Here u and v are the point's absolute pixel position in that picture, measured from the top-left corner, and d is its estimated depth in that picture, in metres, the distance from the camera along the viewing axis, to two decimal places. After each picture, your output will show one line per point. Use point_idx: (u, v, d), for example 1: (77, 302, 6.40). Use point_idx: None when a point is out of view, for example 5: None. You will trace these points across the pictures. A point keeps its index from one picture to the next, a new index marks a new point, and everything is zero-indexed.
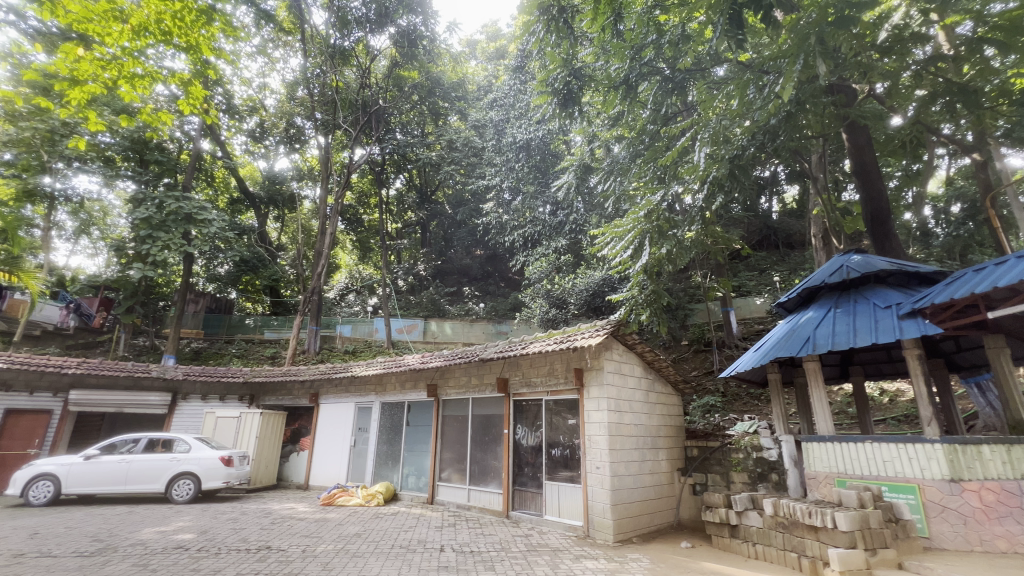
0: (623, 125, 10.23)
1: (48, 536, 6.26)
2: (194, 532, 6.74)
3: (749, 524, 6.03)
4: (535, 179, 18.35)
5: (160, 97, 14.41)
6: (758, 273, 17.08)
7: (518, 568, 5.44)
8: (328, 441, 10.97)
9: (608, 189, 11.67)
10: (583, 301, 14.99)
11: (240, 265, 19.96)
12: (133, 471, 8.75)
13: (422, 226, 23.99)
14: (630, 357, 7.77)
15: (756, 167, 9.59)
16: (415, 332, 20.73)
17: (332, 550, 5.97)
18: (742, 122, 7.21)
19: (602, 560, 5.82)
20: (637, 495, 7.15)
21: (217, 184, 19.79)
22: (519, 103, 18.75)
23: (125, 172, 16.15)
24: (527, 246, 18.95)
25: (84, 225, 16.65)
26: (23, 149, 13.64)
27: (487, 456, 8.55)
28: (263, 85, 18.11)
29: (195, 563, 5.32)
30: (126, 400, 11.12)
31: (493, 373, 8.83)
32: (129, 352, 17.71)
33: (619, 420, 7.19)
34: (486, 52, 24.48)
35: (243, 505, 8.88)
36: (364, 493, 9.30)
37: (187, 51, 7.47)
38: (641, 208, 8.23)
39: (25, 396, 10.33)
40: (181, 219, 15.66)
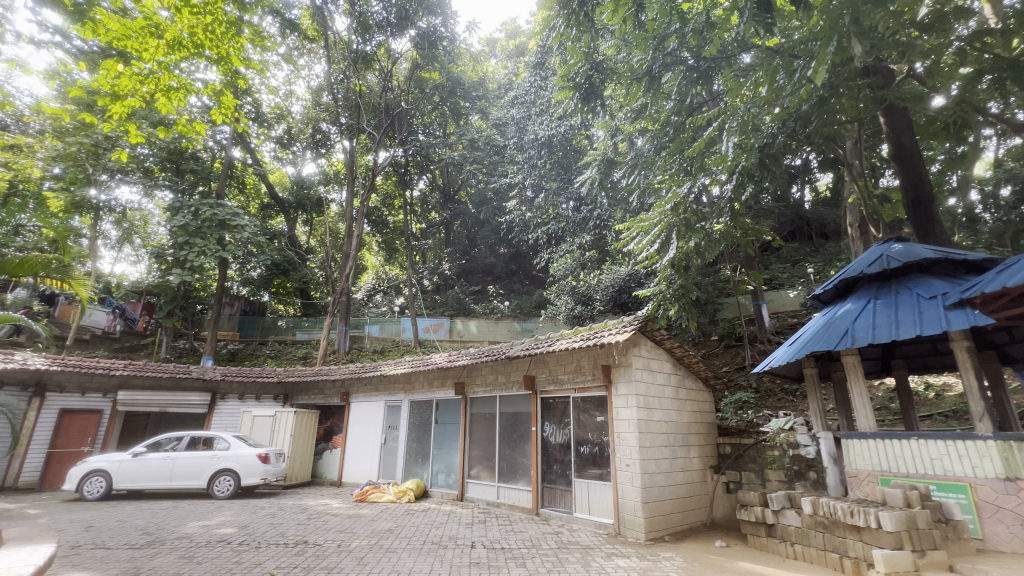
0: (646, 117, 10.12)
1: (101, 530, 6.61)
2: (235, 527, 6.98)
3: (786, 523, 5.86)
4: (558, 175, 18.30)
5: (193, 109, 15.00)
6: (790, 265, 16.56)
7: (549, 565, 5.43)
8: (360, 440, 11.20)
9: (632, 183, 11.48)
10: (609, 298, 14.84)
11: (272, 269, 20.62)
12: (178, 468, 9.14)
13: (446, 226, 24.21)
14: (658, 353, 7.66)
15: (786, 155, 9.31)
16: (441, 331, 20.77)
17: (366, 545, 6.10)
18: (772, 109, 6.97)
19: (634, 558, 5.75)
20: (669, 493, 7.04)
21: (248, 190, 20.42)
22: (540, 99, 18.62)
23: (163, 182, 16.76)
24: (551, 243, 18.88)
25: (127, 234, 17.47)
26: (69, 163, 14.43)
27: (516, 453, 8.57)
28: (290, 93, 18.58)
29: (237, 556, 5.52)
30: (168, 400, 11.62)
31: (520, 371, 8.85)
32: (171, 354, 18.50)
33: (649, 417, 7.09)
34: (506, 50, 24.44)
35: (280, 501, 9.17)
36: (395, 489, 9.44)
37: (218, 63, 7.71)
38: (667, 200, 8.11)
39: (77, 396, 10.92)
40: (215, 225, 16.24)
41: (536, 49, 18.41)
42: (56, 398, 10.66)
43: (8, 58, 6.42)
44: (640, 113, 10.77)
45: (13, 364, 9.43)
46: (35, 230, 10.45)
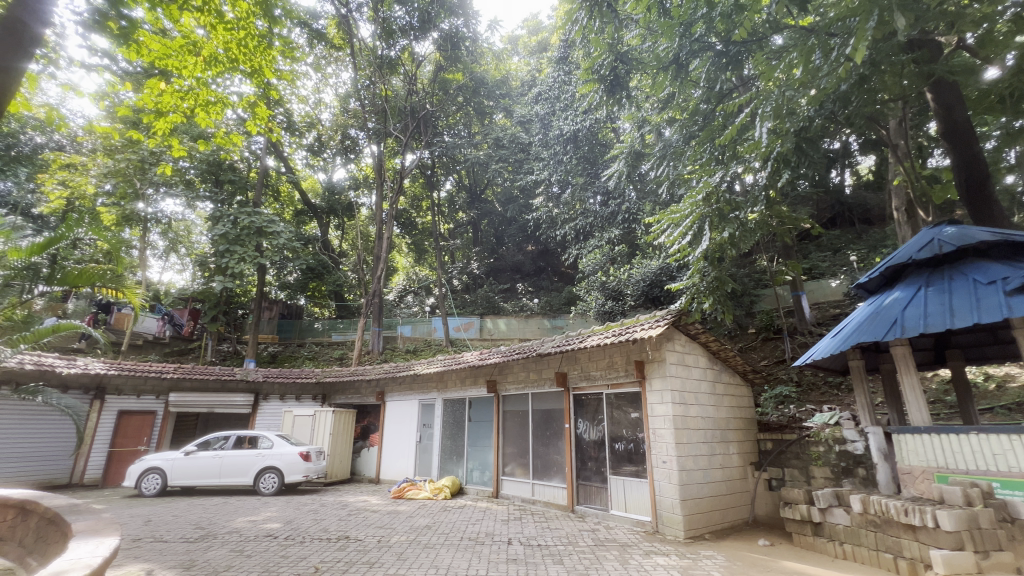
0: (674, 107, 9.90)
1: (159, 524, 6.99)
2: (280, 522, 7.25)
3: (834, 522, 5.63)
4: (584, 170, 18.02)
5: (230, 121, 15.63)
6: (831, 253, 15.86)
7: (587, 562, 5.41)
8: (396, 438, 11.43)
9: (661, 175, 11.15)
10: (640, 292, 14.62)
11: (307, 273, 21.28)
12: (226, 466, 9.59)
13: (473, 225, 24.39)
14: (693, 347, 7.48)
15: (825, 139, 8.92)
16: (471, 330, 20.90)
17: (405, 540, 6.23)
18: (808, 91, 6.66)
19: (674, 556, 5.65)
20: (708, 490, 6.88)
21: (283, 198, 21.08)
22: (564, 94, 18.26)
23: (204, 194, 17.55)
24: (579, 239, 18.67)
25: (173, 243, 18.34)
26: (119, 179, 15.34)
27: (549, 450, 8.56)
28: (319, 101, 19.08)
29: (284, 550, 5.74)
30: (215, 401, 12.18)
31: (551, 368, 8.83)
32: (216, 357, 19.38)
33: (686, 413, 6.94)
34: (528, 46, 24.23)
35: (322, 497, 9.47)
36: (431, 487, 9.57)
37: (252, 76, 8.02)
38: (698, 190, 7.87)
39: (133, 398, 11.60)
40: (253, 233, 16.85)
41: (559, 43, 18.21)
42: (114, 401, 11.32)
43: (62, 82, 6.71)
44: (667, 102, 10.48)
45: (75, 369, 10.07)
46: (91, 244, 11.04)
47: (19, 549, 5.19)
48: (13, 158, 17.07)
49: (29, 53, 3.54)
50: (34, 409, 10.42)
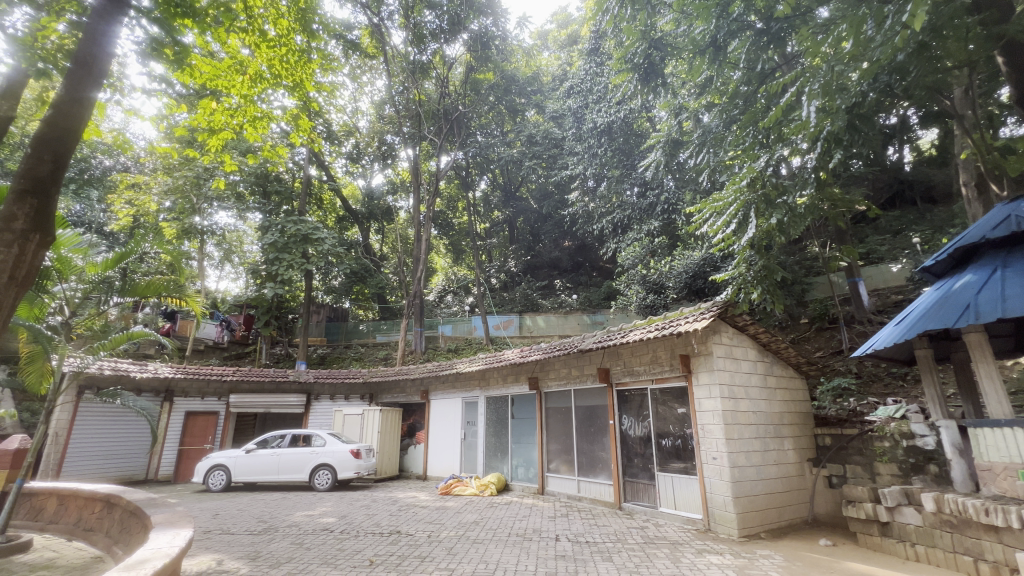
0: (713, 91, 9.54)
1: (226, 517, 7.44)
2: (336, 516, 7.55)
3: (904, 521, 5.30)
4: (620, 162, 17.56)
5: (274, 135, 16.37)
6: (890, 236, 14.86)
7: (637, 560, 5.33)
8: (441, 436, 11.64)
9: (700, 163, 10.70)
10: (683, 284, 14.38)
11: (351, 277, 22.04)
12: (283, 463, 10.09)
13: (509, 224, 24.47)
14: (742, 340, 7.21)
15: (879, 114, 8.37)
16: (511, 327, 21.01)
17: (454, 536, 6.34)
18: (860, 65, 6.24)
19: (728, 556, 5.47)
20: (762, 487, 6.63)
21: (326, 206, 21.85)
22: (597, 86, 17.76)
23: (254, 205, 18.44)
24: (617, 232, 18.30)
25: (227, 253, 19.41)
26: (177, 195, 16.49)
27: (594, 447, 8.49)
28: (356, 109, 19.67)
29: (340, 544, 5.98)
30: (272, 401, 12.85)
31: (593, 364, 8.75)
32: (270, 359, 20.42)
33: (736, 408, 6.71)
34: (558, 40, 23.89)
35: (374, 493, 9.79)
36: (477, 483, 9.71)
37: (293, 89, 8.32)
38: (742, 175, 7.54)
39: (198, 400, 12.38)
40: (300, 240, 17.58)
41: (590, 35, 17.83)
42: (182, 401, 12.13)
43: (127, 108, 7.21)
44: (705, 87, 10.06)
45: (147, 373, 10.87)
46: (155, 257, 11.81)
47: (106, 538, 5.66)
48: (86, 181, 18.60)
49: (98, 81, 3.83)
50: (115, 411, 11.32)
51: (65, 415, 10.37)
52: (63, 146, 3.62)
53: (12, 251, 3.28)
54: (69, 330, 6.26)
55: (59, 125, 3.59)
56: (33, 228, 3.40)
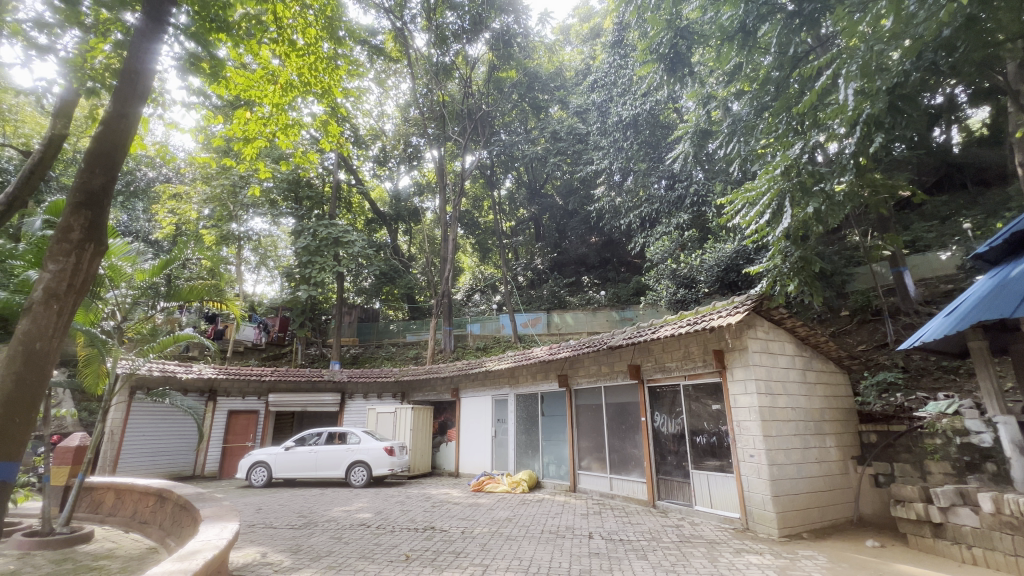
0: (742, 78, 9.25)
1: (268, 512, 7.73)
2: (372, 512, 7.73)
3: (959, 523, 5.03)
4: (647, 155, 17.09)
5: (304, 141, 16.84)
6: (938, 222, 14.07)
7: (673, 559, 5.24)
8: (472, 433, 11.75)
9: (730, 154, 10.36)
10: (715, 278, 14.14)
11: (381, 278, 22.51)
12: (321, 460, 10.41)
13: (535, 221, 24.44)
14: (779, 334, 6.99)
15: (923, 94, 7.94)
16: (539, 325, 21.04)
17: (487, 532, 6.40)
18: (901, 43, 5.95)
19: (768, 556, 5.32)
20: (803, 486, 6.42)
21: (355, 209, 22.29)
22: (622, 79, 17.43)
23: (287, 210, 19.00)
24: (645, 227, 17.97)
25: (263, 258, 20.09)
26: (216, 203, 17.25)
27: (626, 444, 8.40)
28: (382, 113, 20.05)
29: (377, 538, 6.12)
30: (308, 400, 13.25)
31: (624, 361, 8.67)
32: (306, 359, 21.08)
33: (773, 404, 6.51)
34: (581, 34, 23.53)
35: (408, 489, 9.98)
36: (509, 480, 9.76)
37: (323, 97, 8.50)
38: (776, 164, 7.24)
39: (240, 399, 12.88)
40: (331, 243, 18.00)
41: (613, 27, 17.51)
42: (225, 401, 12.65)
43: (168, 121, 7.57)
44: (733, 75, 9.73)
45: (192, 374, 11.41)
46: (198, 263, 12.39)
47: (159, 531, 5.97)
48: (132, 193, 19.61)
49: (143, 98, 4.03)
50: (165, 411, 11.94)
51: (119, 415, 11.03)
52: (112, 160, 3.81)
53: (71, 261, 3.52)
54: (121, 333, 6.63)
55: (108, 140, 3.78)
56: (88, 239, 3.61)
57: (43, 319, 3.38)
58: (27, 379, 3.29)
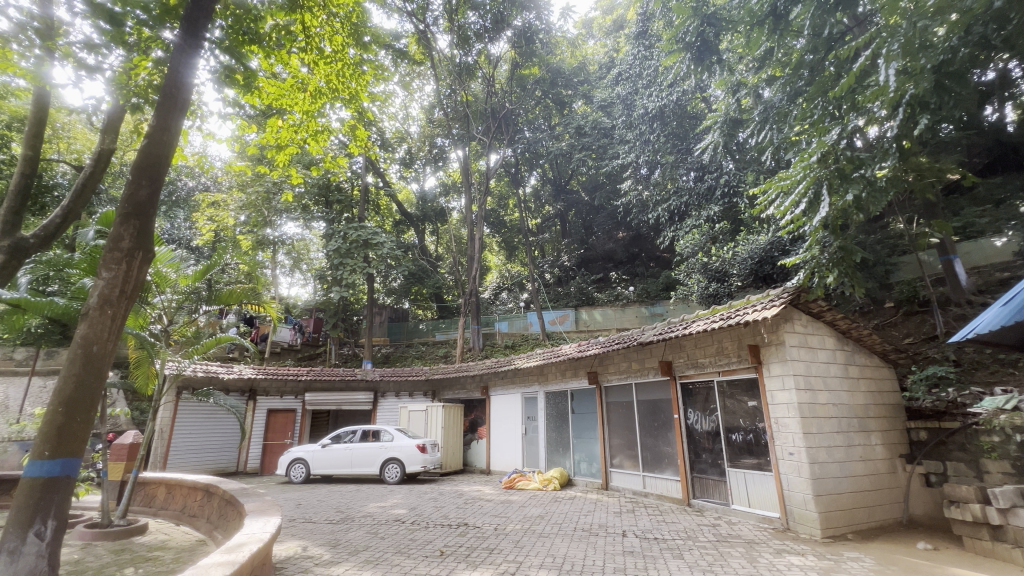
0: (774, 64, 8.93)
1: (307, 507, 7.98)
2: (406, 508, 7.89)
3: (1021, 525, 4.74)
4: (674, 147, 16.63)
5: (333, 147, 17.25)
6: (991, 207, 13.21)
7: (710, 558, 5.13)
8: (503, 430, 11.81)
9: (762, 142, 10.00)
10: (748, 271, 13.77)
11: (410, 279, 22.93)
12: (356, 456, 10.69)
13: (561, 218, 24.32)
14: (818, 327, 6.74)
15: (973, 71, 7.46)
16: (567, 322, 21.01)
17: (520, 529, 6.43)
18: (947, 18, 5.62)
19: (811, 557, 5.15)
20: (847, 485, 6.18)
21: (383, 211, 22.63)
22: (647, 70, 16.99)
23: (318, 215, 19.53)
24: (674, 220, 17.61)
25: (297, 261, 20.70)
26: (251, 210, 17.93)
27: (659, 442, 8.27)
28: (407, 116, 20.35)
29: (412, 534, 6.23)
30: (342, 398, 13.58)
31: (654, 357, 8.53)
32: (339, 359, 21.63)
33: (814, 400, 6.28)
34: (604, 26, 23.01)
35: (440, 486, 10.12)
36: (541, 478, 9.74)
37: (350, 102, 8.66)
38: (812, 150, 6.87)
39: (278, 398, 13.32)
40: (361, 245, 18.34)
41: (637, 17, 17.09)
42: (264, 400, 13.11)
43: (206, 132, 7.89)
44: (765, 60, 9.32)
45: (233, 375, 11.90)
46: (235, 268, 12.86)
47: (207, 524, 6.26)
48: (174, 202, 20.56)
49: (183, 110, 4.19)
50: (209, 409, 12.45)
51: (166, 413, 11.70)
52: (157, 171, 4.00)
53: (122, 269, 3.74)
54: (168, 336, 6.92)
55: (152, 152, 3.97)
56: (137, 247, 3.82)
57: (99, 323, 3.61)
58: (87, 380, 3.52)
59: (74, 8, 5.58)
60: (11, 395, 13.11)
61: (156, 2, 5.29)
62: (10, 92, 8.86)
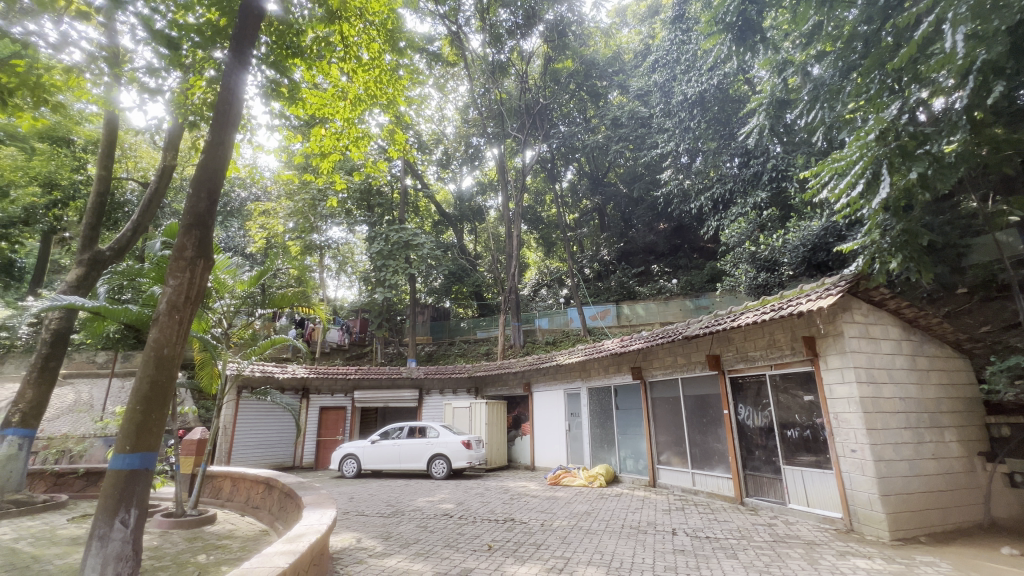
0: (824, 39, 8.39)
1: (360, 501, 8.30)
2: (454, 503, 8.04)
3: None
4: (716, 133, 15.93)
5: (373, 152, 17.73)
6: None
7: (767, 558, 4.94)
8: (547, 427, 11.81)
9: (813, 122, 9.43)
10: (800, 259, 13.17)
11: (451, 277, 23.39)
12: (404, 452, 10.99)
13: (599, 212, 23.96)
14: (880, 317, 6.33)
15: None
16: (609, 317, 20.79)
17: (566, 525, 6.41)
18: None
19: (879, 560, 4.85)
20: (917, 485, 5.77)
21: (422, 212, 23.08)
22: (685, 54, 16.33)
23: (361, 219, 20.15)
24: (719, 209, 17.03)
25: (342, 264, 21.54)
26: (299, 216, 18.69)
27: (708, 439, 8.03)
28: (442, 118, 20.66)
29: (461, 528, 6.34)
30: (389, 396, 13.99)
31: (701, 351, 8.28)
32: (385, 358, 22.34)
33: (877, 394, 5.91)
34: (638, 13, 22.27)
35: (486, 482, 10.24)
36: (586, 474, 9.67)
37: (389, 106, 8.87)
38: (869, 128, 6.39)
39: (329, 396, 13.89)
40: (402, 247, 18.74)
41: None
42: (316, 398, 13.73)
43: (256, 145, 8.31)
44: (813, 35, 8.71)
45: (287, 374, 12.53)
46: (286, 272, 13.50)
47: (269, 515, 6.62)
48: (229, 212, 21.86)
49: (235, 124, 4.41)
50: (267, 407, 13.15)
51: (229, 411, 12.44)
52: (215, 183, 4.25)
53: (186, 275, 4.01)
54: (228, 338, 7.32)
55: (209, 166, 4.22)
56: (199, 255, 4.08)
57: (168, 327, 3.88)
58: (160, 381, 3.80)
59: (136, 35, 5.99)
60: (95, 395, 14.37)
61: (208, 25, 5.68)
62: (85, 117, 9.64)
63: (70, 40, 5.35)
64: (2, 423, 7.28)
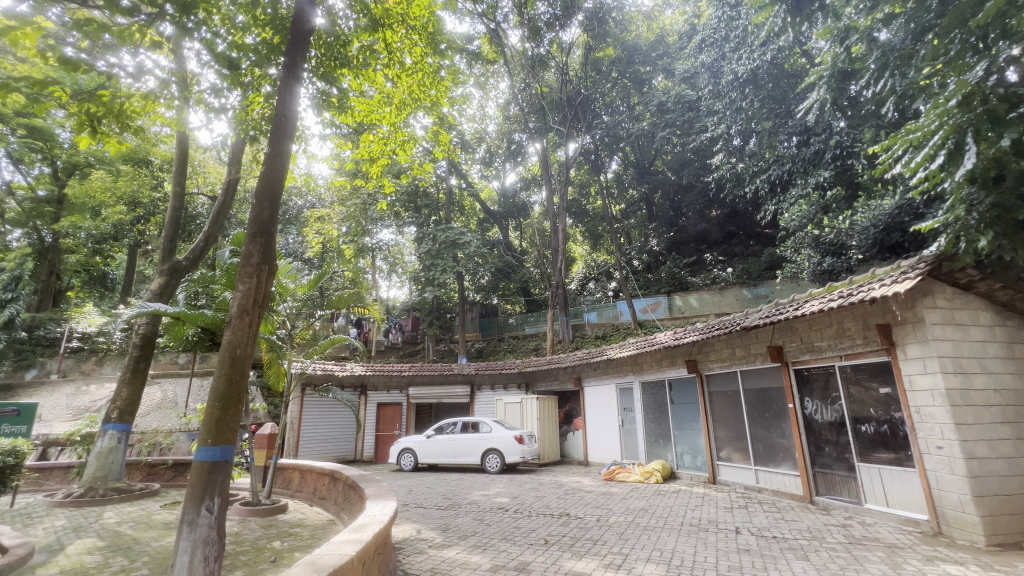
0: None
1: (419, 493, 8.58)
2: (508, 497, 8.13)
3: None
4: (771, 112, 14.82)
5: (418, 154, 18.15)
6: None
7: (842, 561, 4.64)
8: (599, 422, 11.69)
9: (881, 93, 8.71)
10: (869, 241, 12.24)
11: (498, 274, 23.66)
12: (459, 447, 11.23)
13: (646, 201, 23.32)
14: (965, 301, 5.77)
15: None
16: (660, 309, 20.27)
17: (622, 521, 6.31)
18: None
19: (973, 567, 4.43)
20: (1018, 485, 5.21)
21: (468, 211, 23.43)
22: (734, 30, 15.20)
23: (409, 220, 20.69)
24: (776, 191, 16.10)
25: (393, 265, 22.27)
26: (352, 220, 19.49)
27: (772, 434, 7.65)
28: (484, 116, 20.86)
29: (516, 522, 6.42)
30: (443, 392, 14.33)
31: (761, 342, 7.87)
32: (437, 355, 22.94)
33: (967, 386, 5.39)
34: None
35: (539, 476, 10.28)
36: (641, 470, 9.51)
37: (432, 107, 9.02)
38: (948, 93, 5.82)
39: (385, 393, 14.44)
40: (449, 246, 19.11)
41: None
42: (374, 394, 14.31)
43: (309, 154, 8.70)
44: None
45: (347, 372, 13.13)
46: (342, 275, 14.14)
47: (335, 506, 6.98)
48: (287, 220, 23.13)
49: (291, 135, 4.62)
50: (329, 403, 13.86)
51: (295, 407, 13.24)
52: (275, 194, 4.49)
53: (253, 281, 4.27)
54: (292, 339, 7.71)
55: (270, 177, 4.46)
56: (264, 261, 4.33)
57: (240, 329, 4.16)
58: (235, 379, 4.09)
59: (202, 59, 6.44)
60: (179, 393, 15.75)
61: (264, 44, 6.02)
62: (160, 138, 10.53)
63: (145, 70, 5.81)
64: (104, 419, 8.09)
